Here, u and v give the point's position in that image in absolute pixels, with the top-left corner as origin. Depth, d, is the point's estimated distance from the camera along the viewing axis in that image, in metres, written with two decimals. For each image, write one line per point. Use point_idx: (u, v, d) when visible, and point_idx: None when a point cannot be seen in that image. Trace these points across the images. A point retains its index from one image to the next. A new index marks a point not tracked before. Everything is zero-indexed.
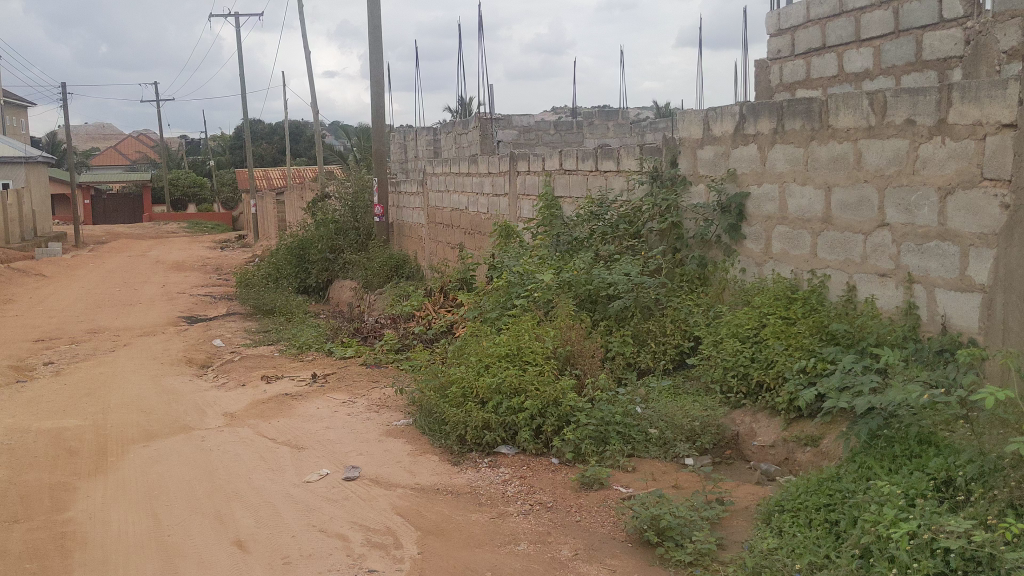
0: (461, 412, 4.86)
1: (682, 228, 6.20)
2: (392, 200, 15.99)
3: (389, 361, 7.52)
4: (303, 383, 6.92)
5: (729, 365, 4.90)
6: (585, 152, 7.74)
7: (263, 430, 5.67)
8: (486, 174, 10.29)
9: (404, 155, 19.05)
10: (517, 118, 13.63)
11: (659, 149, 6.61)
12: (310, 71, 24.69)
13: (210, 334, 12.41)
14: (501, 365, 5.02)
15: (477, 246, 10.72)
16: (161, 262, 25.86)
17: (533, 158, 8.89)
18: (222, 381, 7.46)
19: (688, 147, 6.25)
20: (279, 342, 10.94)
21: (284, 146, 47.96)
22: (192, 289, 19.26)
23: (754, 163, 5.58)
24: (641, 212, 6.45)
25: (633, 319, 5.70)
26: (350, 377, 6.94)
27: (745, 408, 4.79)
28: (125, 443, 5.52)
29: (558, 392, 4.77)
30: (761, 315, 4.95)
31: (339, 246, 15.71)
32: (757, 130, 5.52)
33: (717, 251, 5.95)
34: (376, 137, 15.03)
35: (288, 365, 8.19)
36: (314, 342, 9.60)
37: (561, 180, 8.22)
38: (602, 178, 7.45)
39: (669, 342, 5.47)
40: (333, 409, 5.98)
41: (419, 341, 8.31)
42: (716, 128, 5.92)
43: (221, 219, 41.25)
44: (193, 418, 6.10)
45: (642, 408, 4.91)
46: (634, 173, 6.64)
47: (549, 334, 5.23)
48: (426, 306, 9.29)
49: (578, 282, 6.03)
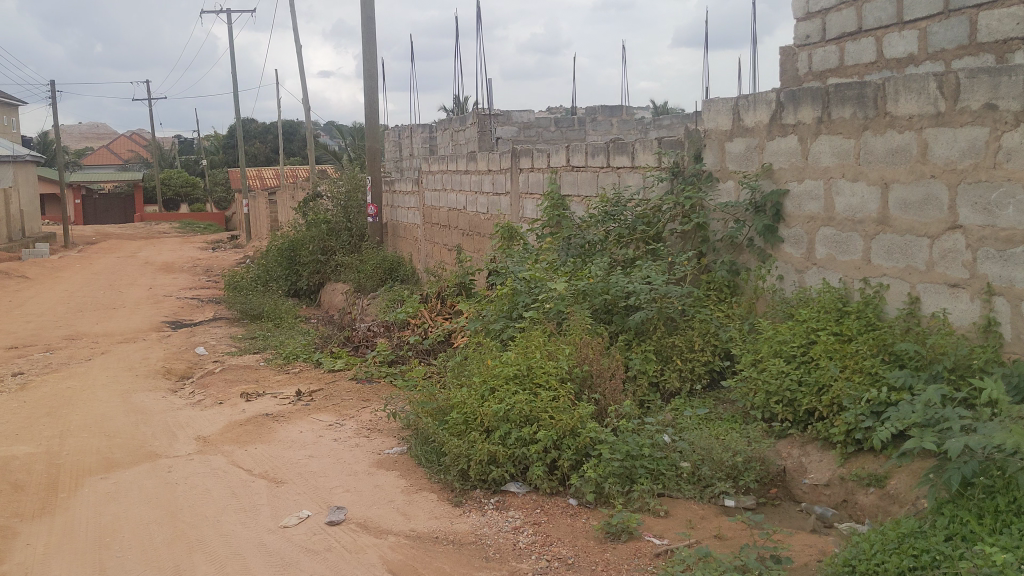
0: (463, 444, 4.19)
1: (708, 230, 5.55)
2: (386, 200, 15.32)
3: (381, 374, 6.86)
4: (286, 401, 6.26)
5: (773, 389, 4.24)
6: (595, 146, 7.07)
7: (238, 459, 4.99)
8: (485, 172, 9.64)
9: (399, 153, 18.38)
10: (517, 114, 12.95)
11: (681, 142, 5.97)
12: (303, 69, 24.02)
13: (193, 341, 11.74)
14: (509, 387, 4.35)
15: (476, 248, 10.06)
16: (149, 263, 25.17)
17: (538, 153, 8.23)
18: (198, 398, 6.79)
19: (715, 140, 5.61)
20: (265, 351, 10.27)
21: (277, 146, 47.25)
22: (179, 292, 18.57)
23: (793, 157, 4.93)
24: (662, 212, 5.80)
25: (658, 334, 5.06)
26: (338, 395, 6.28)
27: (793, 439, 4.16)
28: (80, 476, 4.85)
29: (575, 420, 4.08)
30: (810, 331, 4.31)
31: (331, 247, 15.03)
32: (798, 119, 4.87)
33: (752, 257, 5.29)
34: (370, 133, 14.38)
35: (272, 378, 7.52)
36: (302, 351, 8.96)
37: (568, 178, 7.57)
38: (615, 176, 6.80)
39: (698, 358, 4.88)
40: (317, 434, 5.32)
41: (415, 353, 7.66)
42: (749, 118, 5.28)
43: (214, 219, 40.51)
44: (161, 443, 5.44)
45: (673, 439, 4.26)
46: (654, 169, 5.99)
47: (564, 352, 4.56)
48: (422, 313, 8.62)
49: (595, 290, 5.36)
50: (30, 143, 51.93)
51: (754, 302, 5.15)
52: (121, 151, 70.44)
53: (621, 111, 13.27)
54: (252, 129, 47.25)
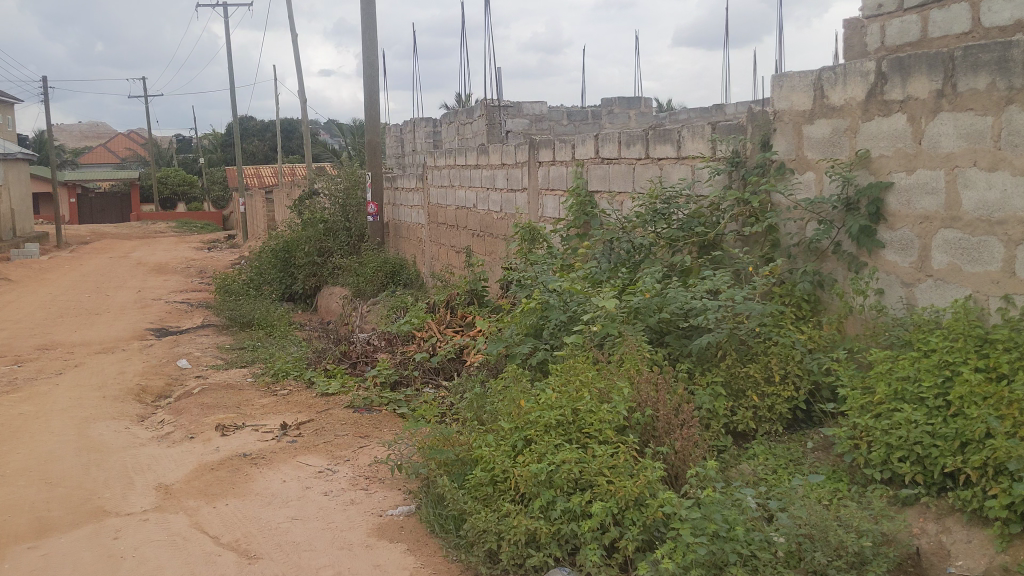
0: (494, 517, 3.18)
1: (780, 233, 4.57)
2: (387, 198, 14.30)
3: (382, 403, 5.87)
4: (268, 436, 5.26)
5: (897, 442, 3.25)
6: (631, 134, 6.05)
7: (203, 521, 3.98)
8: (498, 166, 8.64)
9: (400, 149, 17.37)
10: (528, 105, 11.77)
11: (744, 127, 4.96)
12: (298, 63, 22.95)
13: (176, 352, 10.74)
14: (551, 439, 3.34)
15: (487, 250, 9.07)
16: (142, 263, 24.22)
17: (560, 145, 7.21)
18: (167, 430, 5.78)
19: (789, 122, 4.60)
20: (253, 366, 9.31)
21: (275, 144, 46.19)
22: (169, 295, 17.59)
23: (900, 141, 3.92)
24: (722, 209, 4.79)
25: (728, 363, 4.08)
26: (331, 429, 5.28)
27: (927, 510, 3.16)
28: (3, 544, 3.85)
29: (641, 486, 3.07)
30: (942, 365, 3.30)
31: (328, 248, 14.06)
32: (908, 94, 3.86)
33: (841, 267, 4.28)
34: (369, 126, 13.38)
35: (255, 404, 6.50)
36: (292, 367, 7.95)
37: (597, 172, 6.55)
38: (657, 169, 5.78)
39: (779, 394, 3.96)
40: (304, 486, 4.31)
41: (422, 373, 6.69)
42: (836, 95, 4.27)
43: (212, 219, 39.55)
44: (113, 495, 4.44)
45: (765, 505, 3.27)
46: (709, 160, 4.98)
47: (618, 389, 3.56)
48: (428, 326, 7.61)
49: (648, 307, 4.30)
50: (25, 141, 50.90)
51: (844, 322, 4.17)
52: (120, 150, 69.34)
53: (638, 102, 12.02)
54: (250, 127, 46.30)
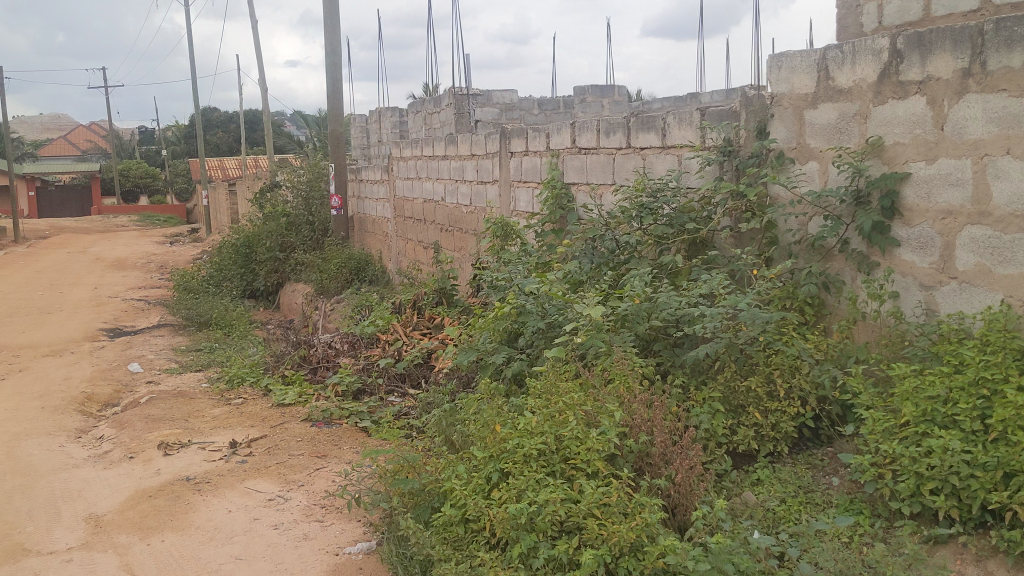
0: (465, 566, 2.71)
1: (779, 229, 4.15)
2: (351, 190, 13.77)
3: (342, 416, 5.39)
4: (216, 455, 4.77)
5: (928, 472, 2.81)
6: (611, 121, 5.60)
7: (133, 562, 3.48)
8: (468, 157, 8.16)
9: (365, 140, 16.81)
10: (498, 94, 11.30)
11: (737, 113, 4.53)
12: (260, 52, 22.28)
13: (128, 355, 10.16)
14: (532, 473, 2.88)
15: (456, 246, 8.60)
16: (101, 259, 23.47)
17: (533, 134, 6.74)
18: (105, 448, 5.26)
19: (789, 108, 4.18)
20: (209, 371, 8.77)
21: (240, 135, 45.28)
22: (125, 293, 16.92)
23: (919, 127, 3.50)
24: (715, 203, 4.38)
25: (727, 377, 3.65)
26: (286, 447, 4.80)
27: (966, 550, 2.73)
28: None
29: (639, 529, 2.61)
30: (979, 382, 2.89)
31: (291, 243, 13.51)
32: (927, 74, 3.45)
33: (849, 266, 3.86)
34: (332, 116, 12.83)
35: (206, 416, 5.99)
36: (248, 373, 7.43)
37: (574, 162, 6.09)
38: (639, 160, 5.33)
39: (785, 411, 3.55)
40: (251, 518, 3.82)
41: (387, 381, 6.22)
42: (843, 76, 3.85)
43: (175, 211, 38.66)
44: (35, 530, 3.92)
45: (779, 548, 2.83)
46: (699, 149, 4.56)
47: (607, 412, 3.10)
48: (394, 328, 7.14)
49: (638, 314, 3.83)
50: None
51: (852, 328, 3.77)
52: (80, 143, 67.90)
53: (611, 91, 11.48)
54: (213, 119, 45.37)
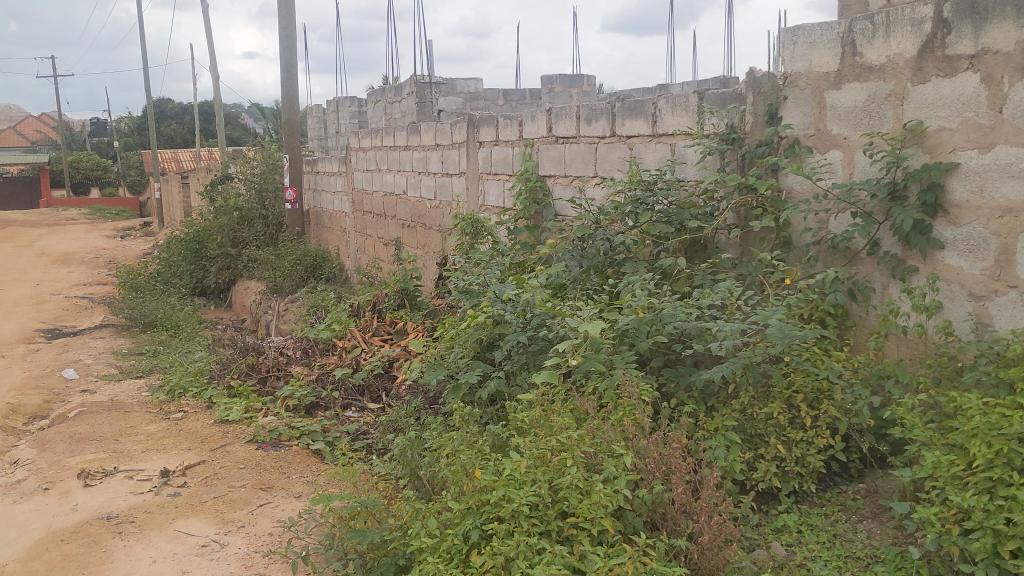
0: None
1: (794, 228, 3.62)
2: (307, 183, 13.08)
3: (292, 437, 4.77)
4: (145, 487, 4.13)
5: (1009, 530, 2.28)
6: (594, 107, 5.02)
7: None
8: (432, 147, 7.55)
9: (322, 131, 16.10)
10: (462, 81, 10.67)
11: (743, 95, 3.99)
12: (212, 39, 21.42)
13: (65, 359, 9.41)
14: (522, 537, 2.30)
15: (420, 243, 8.00)
16: (47, 253, 22.51)
17: (504, 121, 6.16)
18: (18, 477, 4.59)
19: (806, 89, 3.63)
20: (151, 378, 8.09)
21: (194, 126, 44.08)
22: (68, 290, 16.06)
23: (971, 109, 2.98)
24: (719, 199, 3.84)
25: (744, 402, 3.11)
26: (227, 476, 4.18)
27: None
28: None
29: None
30: None
31: (243, 239, 12.75)
32: (981, 47, 2.92)
33: (879, 270, 3.34)
34: (287, 105, 12.13)
35: (139, 435, 5.33)
36: (191, 383, 6.76)
37: (550, 152, 5.51)
38: (626, 150, 4.76)
39: (813, 443, 3.04)
40: (178, 570, 3.21)
41: (344, 394, 5.60)
42: (873, 52, 3.32)
43: (127, 204, 37.51)
44: None
45: None
46: (697, 137, 4.01)
47: (612, 457, 2.54)
48: (352, 334, 6.52)
49: (640, 329, 3.20)
50: None
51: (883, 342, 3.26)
52: (28, 133, 66.02)
53: (581, 81, 10.94)
54: (167, 109, 44.15)
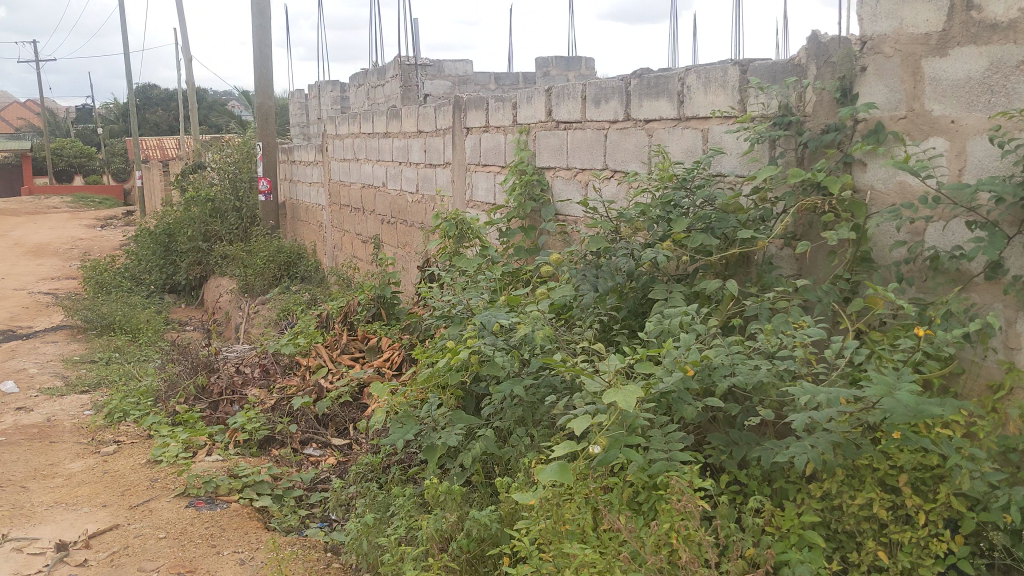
0: None
1: (878, 240, 2.73)
2: (283, 173, 12.16)
3: (234, 489, 3.86)
4: (33, 566, 3.22)
5: None
6: (603, 85, 4.12)
7: None
8: (414, 134, 6.64)
9: (302, 118, 15.16)
10: (450, 64, 9.76)
11: (802, 66, 3.08)
12: (187, 22, 20.44)
13: (7, 367, 8.45)
14: None
15: (400, 242, 7.10)
16: (19, 244, 21.50)
17: (495, 103, 5.25)
18: None
19: (894, 55, 2.73)
20: (97, 394, 7.15)
21: (179, 113, 42.96)
22: (34, 285, 15.08)
23: None
24: (777, 201, 2.96)
25: (827, 490, 2.25)
26: (142, 551, 3.27)
27: None
28: None
29: None
30: None
31: (215, 232, 11.81)
32: None
33: (1005, 300, 2.43)
34: (260, 89, 11.20)
35: (54, 479, 4.42)
36: (133, 404, 5.83)
37: (550, 141, 4.60)
38: (644, 136, 3.86)
39: (930, 547, 2.17)
40: None
41: (303, 428, 4.69)
42: (999, 3, 2.42)
43: (110, 191, 36.42)
44: None
45: None
46: (743, 121, 3.11)
47: None
48: (318, 351, 5.62)
49: (681, 393, 2.28)
50: None
51: (1007, 398, 2.38)
52: (13, 120, 64.79)
53: (578, 63, 10.02)
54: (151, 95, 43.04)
